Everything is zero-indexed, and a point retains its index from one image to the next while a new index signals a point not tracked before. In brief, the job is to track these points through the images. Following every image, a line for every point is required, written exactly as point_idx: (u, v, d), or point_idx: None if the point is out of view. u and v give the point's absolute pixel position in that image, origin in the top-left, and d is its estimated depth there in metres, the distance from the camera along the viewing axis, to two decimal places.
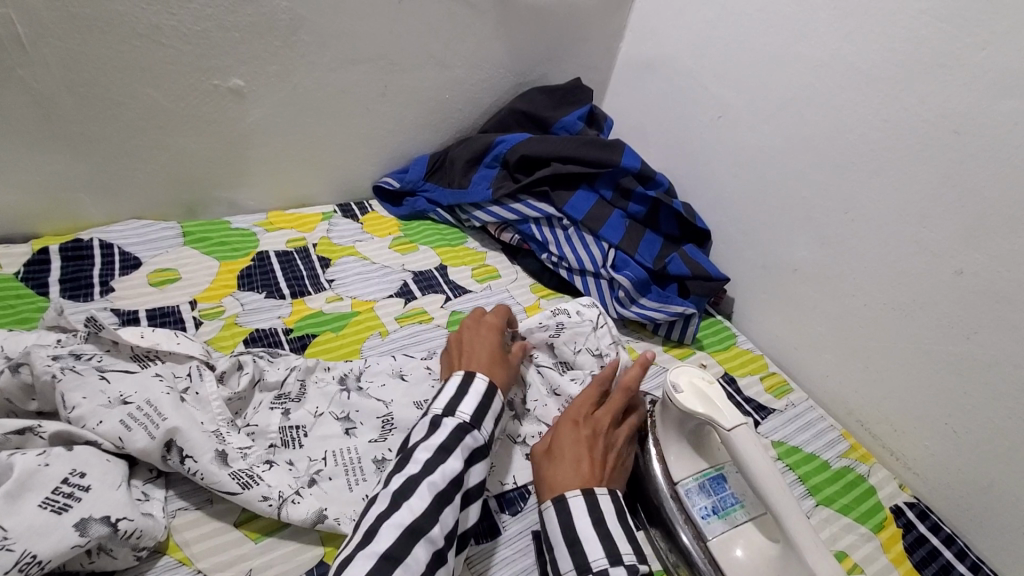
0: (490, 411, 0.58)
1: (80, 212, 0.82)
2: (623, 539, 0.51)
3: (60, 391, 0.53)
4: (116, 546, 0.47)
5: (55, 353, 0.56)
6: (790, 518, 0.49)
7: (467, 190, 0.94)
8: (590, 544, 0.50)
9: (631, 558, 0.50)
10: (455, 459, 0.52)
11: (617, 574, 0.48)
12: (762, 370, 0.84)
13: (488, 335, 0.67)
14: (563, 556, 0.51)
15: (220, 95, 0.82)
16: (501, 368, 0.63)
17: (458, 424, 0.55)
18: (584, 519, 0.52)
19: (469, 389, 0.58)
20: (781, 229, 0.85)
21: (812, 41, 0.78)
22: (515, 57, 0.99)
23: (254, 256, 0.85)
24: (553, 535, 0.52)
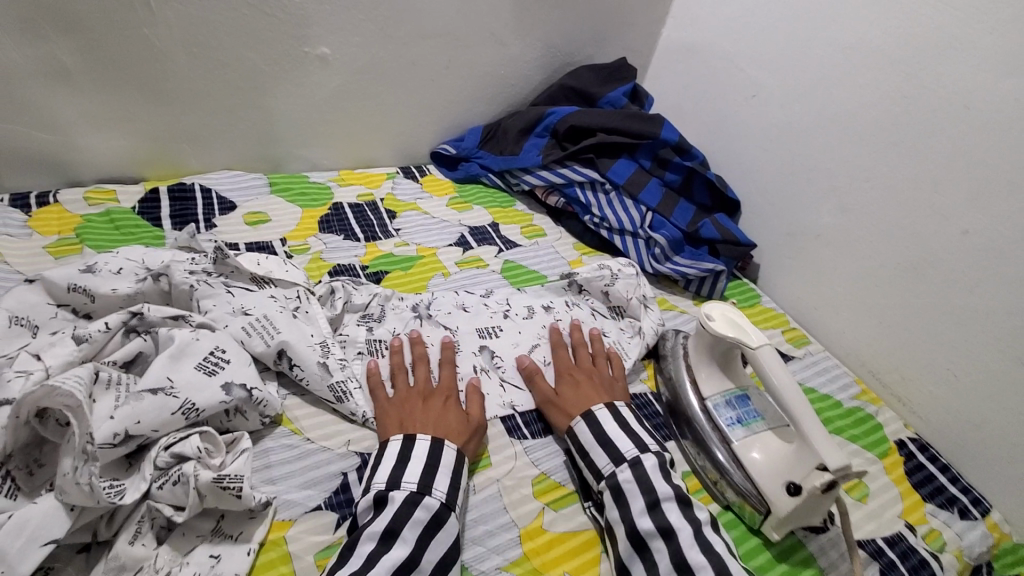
0: (442, 468, 0.55)
1: (183, 161, 0.94)
2: (645, 435, 0.62)
3: (196, 297, 0.64)
4: (250, 409, 0.57)
5: (191, 269, 0.66)
6: (807, 423, 0.57)
7: (518, 157, 1.04)
8: (620, 441, 0.60)
9: (655, 448, 0.60)
10: (401, 545, 0.49)
11: (648, 459, 0.58)
12: (783, 325, 0.93)
13: (439, 397, 0.63)
14: (597, 456, 0.60)
15: (308, 61, 0.92)
16: (461, 432, 0.60)
17: (405, 496, 0.52)
18: (610, 422, 0.62)
19: (413, 455, 0.55)
20: (805, 198, 0.93)
21: (841, 26, 0.86)
22: (566, 38, 1.09)
23: (331, 206, 0.95)
24: (585, 441, 0.61)
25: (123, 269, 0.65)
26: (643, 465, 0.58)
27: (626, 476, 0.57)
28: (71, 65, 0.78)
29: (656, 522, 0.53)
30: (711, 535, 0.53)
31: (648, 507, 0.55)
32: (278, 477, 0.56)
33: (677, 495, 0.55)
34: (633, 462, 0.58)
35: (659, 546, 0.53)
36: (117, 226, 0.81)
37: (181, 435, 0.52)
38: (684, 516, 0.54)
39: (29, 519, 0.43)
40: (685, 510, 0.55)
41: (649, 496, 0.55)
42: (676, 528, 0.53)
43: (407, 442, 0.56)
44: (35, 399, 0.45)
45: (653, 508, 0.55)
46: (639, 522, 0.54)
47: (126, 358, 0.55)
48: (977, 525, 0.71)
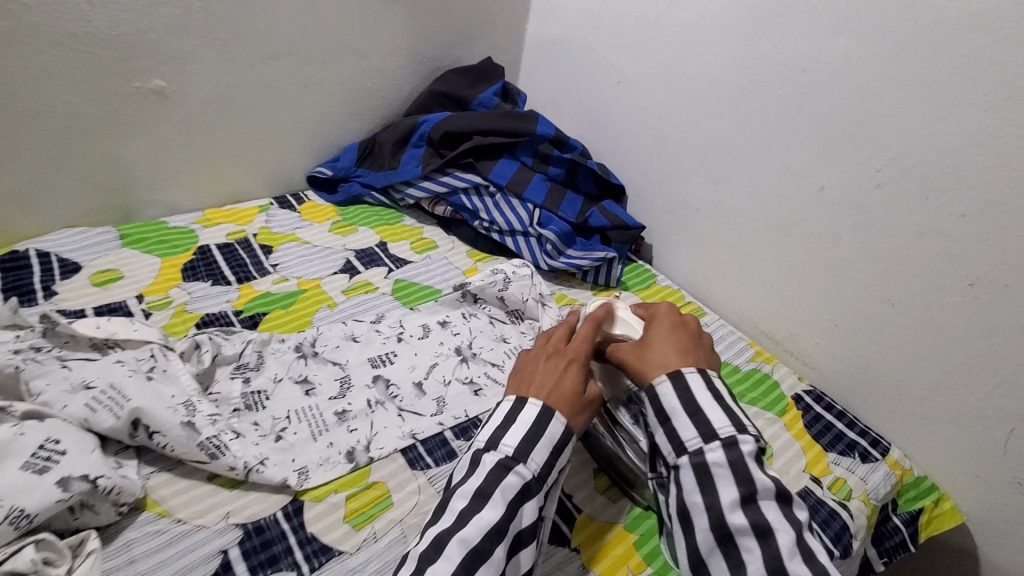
0: (545, 439, 0.53)
1: (13, 226, 0.82)
2: (744, 416, 0.52)
3: (24, 381, 0.56)
4: (98, 502, 0.51)
5: (15, 349, 0.59)
6: (721, 387, 0.54)
7: (398, 170, 1.00)
8: (713, 414, 0.51)
9: (756, 431, 0.51)
10: (491, 508, 0.48)
11: (746, 443, 0.49)
12: (679, 300, 0.95)
13: (566, 358, 0.59)
14: (681, 425, 0.51)
15: (143, 97, 0.84)
16: (576, 401, 0.56)
17: (499, 460, 0.51)
18: (703, 391, 0.52)
19: (518, 420, 0.54)
20: (680, 175, 0.96)
21: (684, 6, 0.89)
22: (428, 43, 1.06)
23: (195, 250, 0.87)
24: (670, 405, 0.52)
25: None
26: (739, 449, 0.49)
27: (718, 457, 0.49)
28: None
29: (750, 517, 0.46)
30: (809, 540, 0.47)
31: (742, 500, 0.47)
32: (143, 571, 0.50)
33: (777, 491, 0.48)
34: (728, 442, 0.49)
35: (751, 546, 0.46)
36: None
37: (12, 548, 0.46)
38: (783, 515, 0.47)
39: None
40: (784, 508, 0.47)
41: (744, 486, 0.47)
42: (773, 529, 0.46)
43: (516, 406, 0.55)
44: None
45: (747, 501, 0.47)
46: (730, 515, 0.47)
47: None
48: (877, 465, 0.75)
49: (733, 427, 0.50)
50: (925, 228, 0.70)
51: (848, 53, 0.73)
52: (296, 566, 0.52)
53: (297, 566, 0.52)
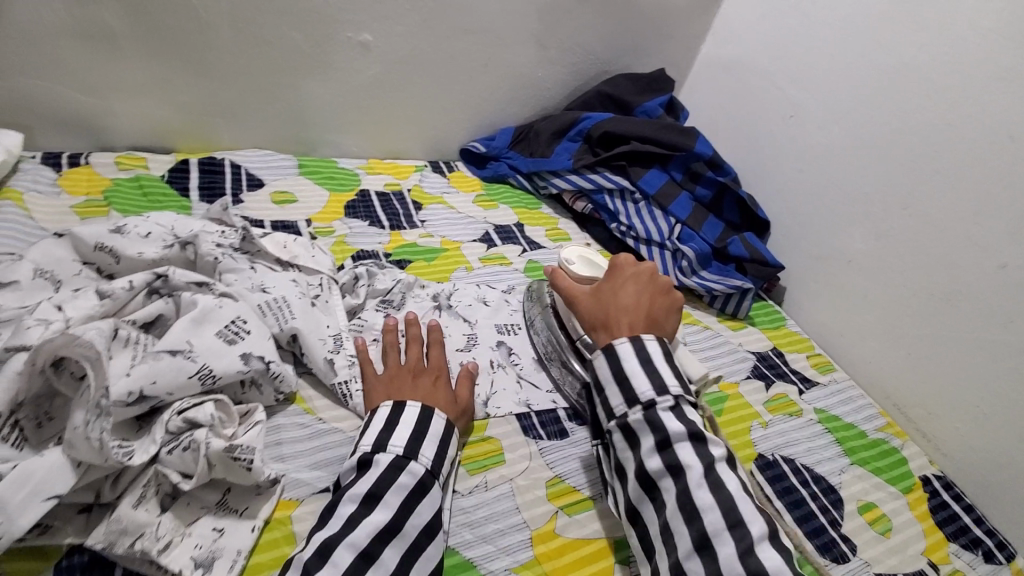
0: (430, 436, 0.53)
1: (215, 136, 0.94)
2: (670, 374, 0.55)
3: (220, 270, 0.63)
4: (265, 382, 0.55)
5: (218, 241, 0.65)
6: (654, 350, 0.56)
7: (549, 159, 1.03)
8: (637, 379, 0.54)
9: (677, 388, 0.54)
10: (382, 509, 0.47)
11: (664, 401, 0.53)
12: (808, 350, 0.90)
13: (430, 375, 0.59)
14: (611, 395, 0.55)
15: (350, 47, 0.92)
16: (450, 407, 0.57)
17: (391, 460, 0.50)
18: (631, 358, 0.55)
19: (401, 420, 0.53)
20: (837, 223, 0.92)
21: (884, 51, 0.86)
22: (606, 47, 1.09)
23: (357, 192, 0.95)
24: (603, 375, 0.56)
25: (152, 233, 0.63)
26: (657, 408, 0.53)
27: (637, 418, 0.53)
28: (116, 28, 0.79)
29: (664, 460, 0.50)
30: (724, 473, 0.50)
31: (658, 447, 0.51)
32: (287, 455, 0.54)
33: (690, 433, 0.51)
34: (648, 405, 0.53)
35: (667, 485, 0.50)
36: (144, 193, 0.81)
37: (195, 401, 0.50)
38: (697, 454, 0.50)
39: (33, 472, 0.41)
40: (696, 445, 0.51)
41: (659, 434, 0.52)
42: (685, 466, 0.50)
43: (394, 409, 0.54)
44: (54, 346, 0.43)
45: (662, 448, 0.51)
46: (647, 462, 0.51)
47: (146, 319, 0.53)
48: (1001, 571, 0.67)
49: (654, 391, 0.53)
50: None
51: None
52: None
53: None
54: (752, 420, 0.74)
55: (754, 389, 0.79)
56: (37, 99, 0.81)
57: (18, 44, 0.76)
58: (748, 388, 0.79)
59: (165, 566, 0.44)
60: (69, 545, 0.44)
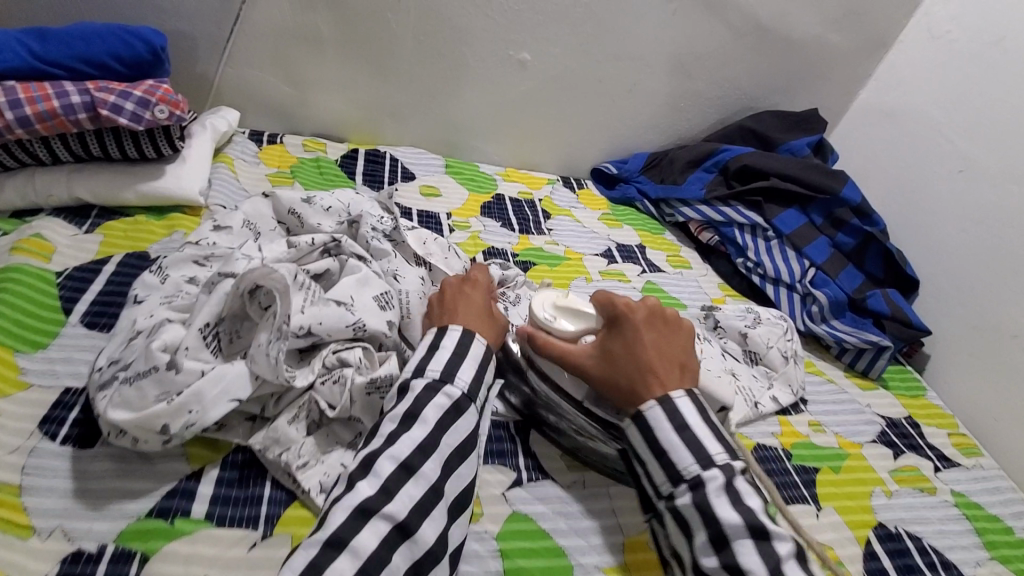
0: (469, 358, 0.52)
1: (380, 131, 1.06)
2: (712, 440, 0.50)
3: (372, 249, 0.69)
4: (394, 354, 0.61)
5: (375, 225, 0.72)
6: (689, 410, 0.51)
7: (680, 187, 1.04)
8: (678, 453, 0.49)
9: (723, 457, 0.49)
10: (421, 425, 0.47)
11: (713, 479, 0.47)
12: (951, 427, 0.81)
13: (459, 291, 0.59)
14: (654, 468, 0.51)
15: (509, 64, 1.01)
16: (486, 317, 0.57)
17: (426, 384, 0.49)
18: (666, 426, 0.50)
19: (441, 346, 0.53)
20: (1010, 290, 0.82)
21: None
22: (755, 83, 1.09)
23: (494, 195, 1.02)
24: (639, 448, 0.51)
25: (331, 208, 0.74)
26: (705, 489, 0.47)
27: (685, 502, 0.48)
28: (323, 33, 0.93)
29: (723, 560, 0.45)
30: (793, 570, 0.44)
31: (714, 543, 0.45)
32: None
33: (748, 525, 0.45)
34: (694, 485, 0.48)
35: None
36: (319, 172, 0.94)
37: (346, 345, 0.57)
38: (761, 554, 0.44)
39: (226, 375, 0.49)
40: (761, 541, 0.45)
41: (713, 528, 0.46)
42: (748, 570, 0.44)
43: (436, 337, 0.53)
44: (256, 276, 0.51)
45: (719, 544, 0.45)
46: (703, 558, 0.46)
47: (318, 270, 0.62)
48: None
49: (699, 465, 0.48)
50: None
51: None
52: (517, 470, 0.58)
53: (518, 470, 0.58)
54: (875, 486, 0.68)
55: (880, 455, 0.73)
56: (254, 85, 0.97)
57: (250, 39, 0.92)
58: (874, 452, 0.73)
59: (300, 482, 0.50)
60: (236, 444, 0.52)
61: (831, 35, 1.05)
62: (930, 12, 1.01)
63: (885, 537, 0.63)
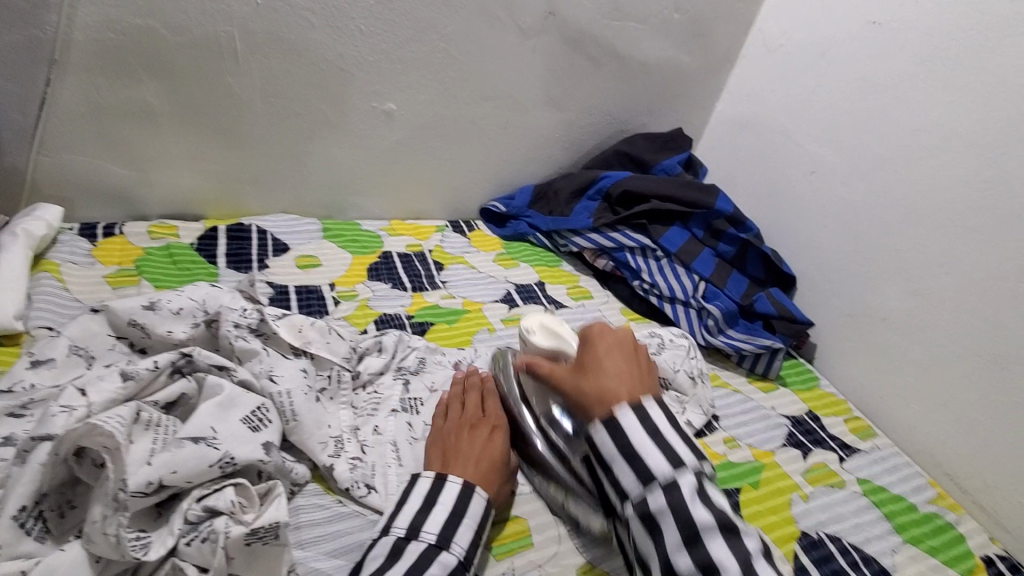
0: (466, 521, 0.52)
1: (242, 202, 0.96)
2: (651, 399, 0.53)
3: (237, 354, 0.61)
4: (280, 478, 0.54)
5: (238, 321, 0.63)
6: (659, 419, 0.51)
7: (568, 218, 1.04)
8: (625, 412, 0.51)
9: (660, 409, 0.52)
10: None
11: (655, 426, 0.51)
12: (846, 413, 0.86)
13: (486, 425, 0.61)
14: (601, 436, 0.51)
15: (375, 116, 0.96)
16: (498, 470, 0.58)
17: (424, 550, 0.49)
18: (625, 406, 0.51)
19: (438, 502, 0.52)
20: (871, 277, 0.89)
21: (911, 108, 0.85)
22: (623, 108, 1.12)
23: (380, 254, 0.96)
24: (591, 420, 0.52)
25: (182, 309, 0.63)
26: (651, 434, 0.50)
27: (632, 450, 0.49)
28: (156, 106, 0.83)
29: (669, 501, 0.47)
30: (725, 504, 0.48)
31: (658, 484, 0.48)
32: (305, 526, 0.54)
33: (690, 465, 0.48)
34: (640, 434, 0.50)
35: (673, 529, 0.47)
36: (174, 261, 0.83)
37: (214, 486, 0.49)
38: (700, 492, 0.47)
39: (57, 567, 0.41)
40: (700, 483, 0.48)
41: (656, 470, 0.48)
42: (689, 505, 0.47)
43: (433, 489, 0.53)
44: (74, 437, 0.44)
45: (662, 483, 0.48)
46: (648, 501, 0.48)
47: (169, 399, 0.54)
48: None
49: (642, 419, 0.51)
50: None
51: None
52: None
53: None
54: (792, 493, 0.70)
55: (791, 458, 0.75)
56: (78, 172, 0.84)
57: (64, 123, 0.79)
58: (784, 457, 0.75)
59: None
60: None
61: (682, 57, 1.10)
62: (762, 28, 1.09)
63: (810, 546, 0.65)
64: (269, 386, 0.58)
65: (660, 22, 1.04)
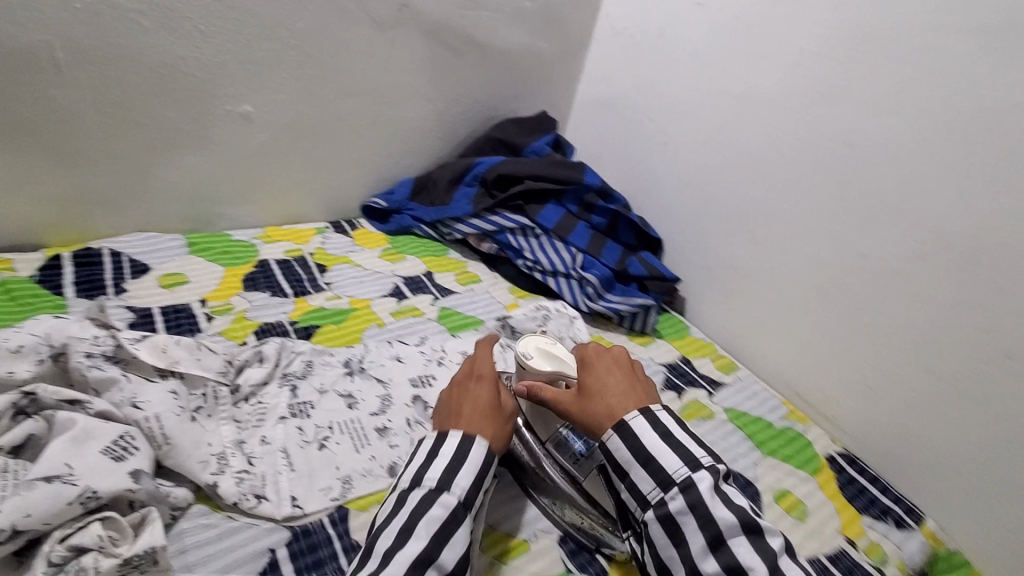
0: (465, 465, 0.54)
1: (90, 224, 0.88)
2: (693, 445, 0.55)
3: (93, 386, 0.56)
4: (157, 504, 0.52)
5: (90, 351, 0.58)
6: (667, 423, 0.56)
7: (449, 206, 1.06)
8: (665, 458, 0.53)
9: (707, 460, 0.54)
10: (416, 541, 0.48)
11: (703, 481, 0.52)
12: (713, 354, 0.97)
13: (477, 379, 0.62)
14: (639, 478, 0.54)
15: (232, 120, 0.91)
16: (497, 419, 0.59)
17: (424, 495, 0.52)
18: (649, 433, 0.55)
19: (439, 453, 0.55)
20: (720, 231, 1.00)
21: (734, 78, 0.96)
22: (490, 95, 1.15)
23: (255, 263, 0.92)
24: (623, 459, 0.55)
25: (23, 347, 0.57)
26: (697, 489, 0.52)
27: (678, 506, 0.52)
28: None
29: (722, 562, 0.49)
30: (787, 565, 0.50)
31: (711, 545, 0.50)
32: (191, 547, 0.52)
33: (742, 524, 0.50)
34: (686, 486, 0.52)
35: None
36: (11, 297, 0.74)
37: (79, 524, 0.46)
38: (755, 550, 0.49)
39: None
40: (752, 538, 0.50)
41: (710, 530, 0.50)
42: (746, 568, 0.48)
43: (437, 439, 0.56)
44: None
45: (716, 545, 0.50)
46: (702, 564, 0.50)
47: (14, 443, 0.50)
48: (912, 534, 0.74)
49: (687, 469, 0.53)
50: (961, 299, 0.73)
51: (887, 133, 0.78)
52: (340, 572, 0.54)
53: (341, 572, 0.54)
54: None
55: (668, 399, 0.84)
56: None
57: None
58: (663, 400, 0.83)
59: None
60: None
61: (539, 43, 1.15)
62: (607, 12, 1.17)
63: None
64: (133, 414, 0.55)
65: (513, 10, 1.08)
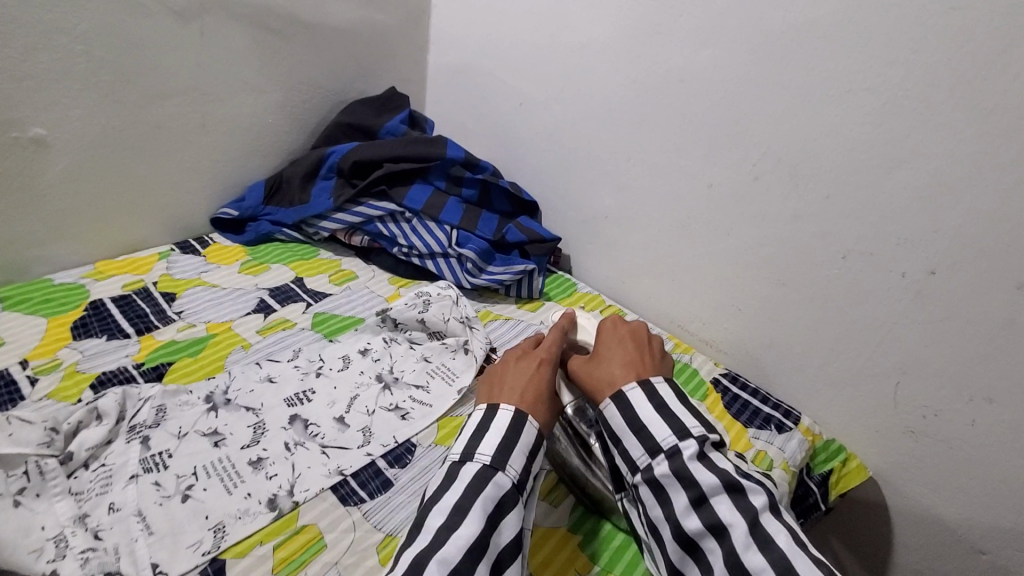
0: (520, 445, 0.55)
1: None
2: (688, 415, 0.55)
3: None
4: None
5: None
6: (665, 392, 0.57)
7: (309, 204, 0.98)
8: (655, 427, 0.54)
9: (698, 429, 0.54)
10: (469, 525, 0.48)
11: (689, 448, 0.53)
12: (600, 305, 0.99)
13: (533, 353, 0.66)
14: (630, 445, 0.55)
15: (22, 147, 0.77)
16: (546, 394, 0.61)
17: (479, 470, 0.52)
18: (647, 407, 0.56)
19: (495, 426, 0.56)
20: (587, 184, 1.01)
21: (570, 27, 0.94)
22: (331, 78, 1.07)
23: (86, 306, 0.81)
24: (617, 426, 0.57)
25: None
26: (681, 456, 0.52)
27: (664, 471, 0.53)
28: None
29: (704, 520, 0.50)
30: (768, 521, 0.49)
31: (693, 504, 0.51)
32: None
33: (724, 484, 0.50)
34: (671, 453, 0.53)
35: (713, 546, 0.50)
36: None
37: None
38: (738, 509, 0.50)
39: None
40: (735, 497, 0.50)
41: (692, 491, 0.51)
42: (725, 524, 0.49)
43: (488, 415, 0.57)
44: None
45: (699, 504, 0.51)
46: (685, 522, 0.51)
47: None
48: (793, 434, 0.80)
49: (675, 436, 0.53)
50: (800, 212, 0.77)
51: (713, 65, 0.80)
52: None
53: None
54: None
55: None
56: None
57: None
58: None
59: None
60: None
61: (373, 14, 1.07)
62: None
63: None
64: None
65: None
